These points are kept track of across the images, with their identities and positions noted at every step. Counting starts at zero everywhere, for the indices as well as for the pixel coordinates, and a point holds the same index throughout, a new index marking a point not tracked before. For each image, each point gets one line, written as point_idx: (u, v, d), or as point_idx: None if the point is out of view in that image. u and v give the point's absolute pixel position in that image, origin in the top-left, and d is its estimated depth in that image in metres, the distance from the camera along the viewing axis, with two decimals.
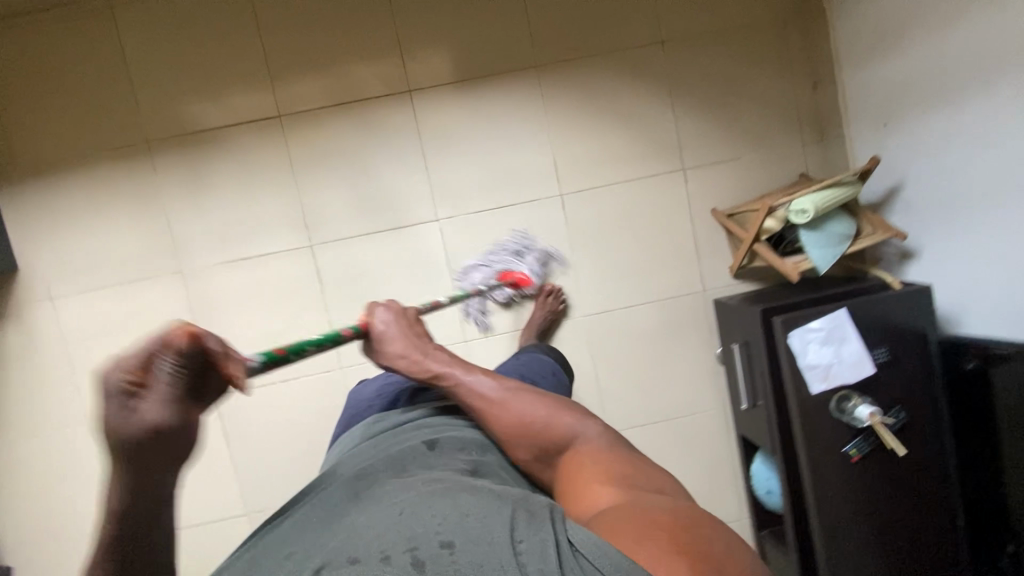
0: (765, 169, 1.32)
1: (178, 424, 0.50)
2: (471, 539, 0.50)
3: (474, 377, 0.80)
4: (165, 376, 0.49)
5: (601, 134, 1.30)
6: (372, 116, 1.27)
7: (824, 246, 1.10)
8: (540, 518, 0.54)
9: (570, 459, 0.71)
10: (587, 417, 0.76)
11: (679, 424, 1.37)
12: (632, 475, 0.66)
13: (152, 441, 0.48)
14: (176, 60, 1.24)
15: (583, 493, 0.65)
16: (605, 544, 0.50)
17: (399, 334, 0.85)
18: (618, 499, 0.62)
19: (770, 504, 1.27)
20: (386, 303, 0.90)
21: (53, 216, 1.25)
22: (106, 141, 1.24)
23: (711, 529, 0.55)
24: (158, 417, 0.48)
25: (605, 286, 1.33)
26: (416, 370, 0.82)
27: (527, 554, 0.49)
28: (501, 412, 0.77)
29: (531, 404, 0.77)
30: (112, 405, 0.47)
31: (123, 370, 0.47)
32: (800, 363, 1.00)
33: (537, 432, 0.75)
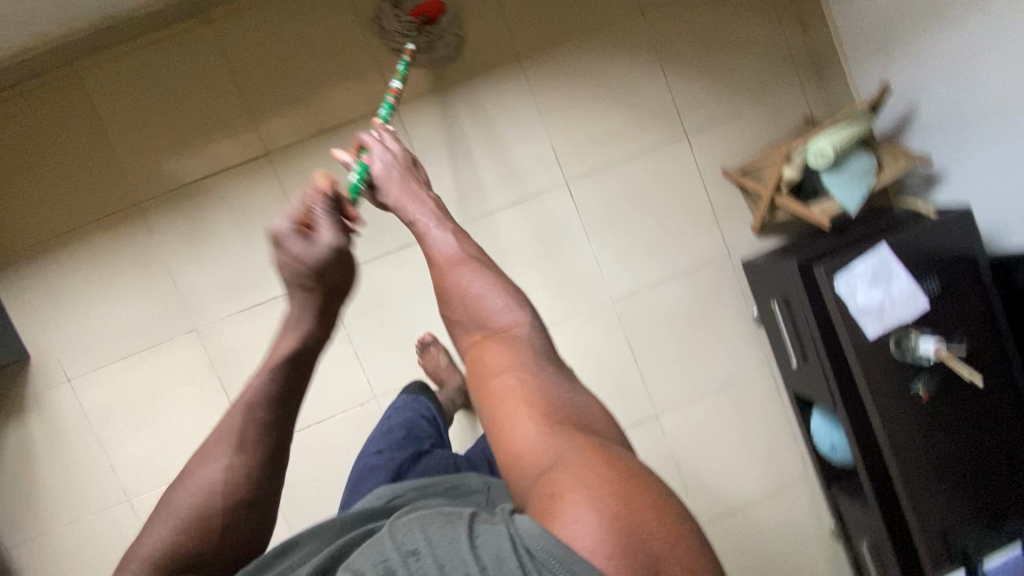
0: (768, 119, 1.28)
1: (345, 246, 0.66)
2: (434, 540, 0.47)
3: (442, 230, 0.77)
4: (325, 221, 0.68)
5: (597, 113, 1.26)
6: (362, 136, 1.23)
7: (849, 185, 1.06)
8: (499, 514, 0.49)
9: (494, 376, 0.64)
10: (529, 315, 0.69)
11: (728, 394, 1.33)
12: (564, 407, 0.59)
13: (332, 253, 0.65)
14: (156, 116, 1.21)
15: (503, 423, 0.59)
16: (547, 531, 0.45)
17: (387, 168, 0.84)
18: (540, 439, 0.55)
19: (837, 459, 1.23)
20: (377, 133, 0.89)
21: (57, 296, 1.21)
22: (98, 210, 1.21)
23: (647, 489, 0.49)
24: (332, 241, 0.65)
25: (629, 267, 1.29)
26: (401, 213, 0.81)
27: (483, 547, 0.45)
28: (454, 278, 0.71)
29: (500, 300, 0.69)
30: (288, 245, 0.64)
31: (292, 216, 0.66)
32: (851, 309, 0.95)
33: (479, 314, 0.69)
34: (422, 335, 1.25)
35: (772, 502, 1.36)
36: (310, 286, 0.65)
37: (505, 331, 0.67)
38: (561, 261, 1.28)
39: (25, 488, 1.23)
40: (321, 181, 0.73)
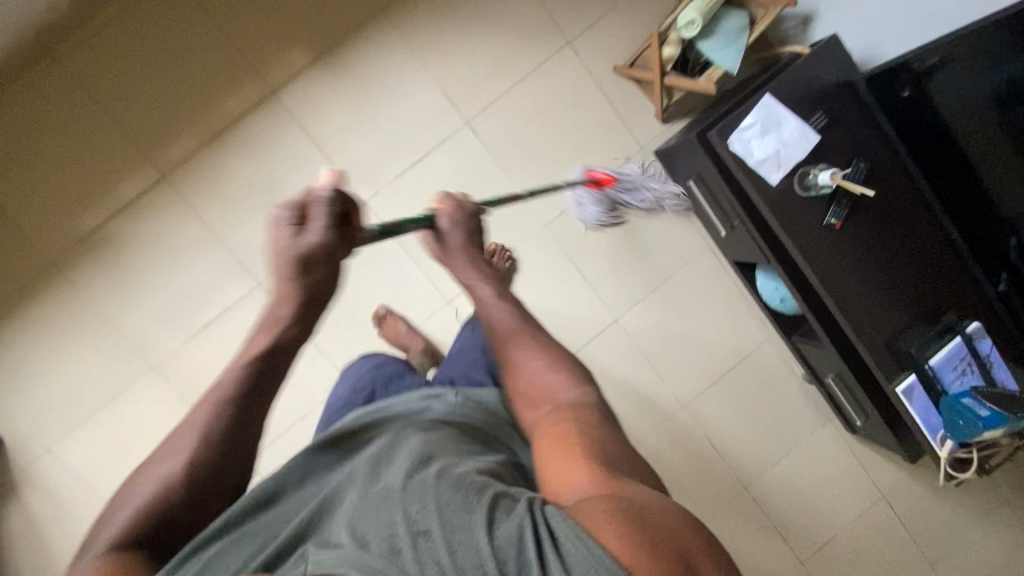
0: (644, 5, 1.28)
1: (330, 241, 0.65)
2: (450, 531, 0.54)
3: (505, 313, 0.80)
4: (320, 211, 0.65)
5: (477, 46, 1.25)
6: (255, 134, 1.22)
7: (726, 46, 1.08)
8: (512, 505, 0.57)
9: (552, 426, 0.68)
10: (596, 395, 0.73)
11: (677, 281, 1.38)
12: (609, 450, 0.64)
13: (317, 256, 0.65)
14: (41, 172, 1.18)
15: (556, 467, 0.63)
16: (584, 530, 0.51)
17: (450, 228, 0.82)
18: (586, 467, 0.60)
19: (788, 309, 1.30)
20: (455, 197, 0.83)
21: (8, 374, 1.21)
22: (16, 280, 1.19)
23: (673, 511, 0.55)
24: (319, 237, 0.65)
25: (551, 188, 1.31)
26: (455, 274, 0.82)
27: (501, 539, 0.53)
28: (512, 355, 0.76)
29: (506, 311, 0.80)
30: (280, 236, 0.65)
31: (284, 209, 0.66)
32: (751, 163, 0.99)
33: (539, 386, 0.73)
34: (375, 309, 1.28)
35: (744, 368, 1.44)
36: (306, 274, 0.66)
37: (562, 395, 0.71)
38: (485, 200, 1.30)
39: (42, 562, 1.26)
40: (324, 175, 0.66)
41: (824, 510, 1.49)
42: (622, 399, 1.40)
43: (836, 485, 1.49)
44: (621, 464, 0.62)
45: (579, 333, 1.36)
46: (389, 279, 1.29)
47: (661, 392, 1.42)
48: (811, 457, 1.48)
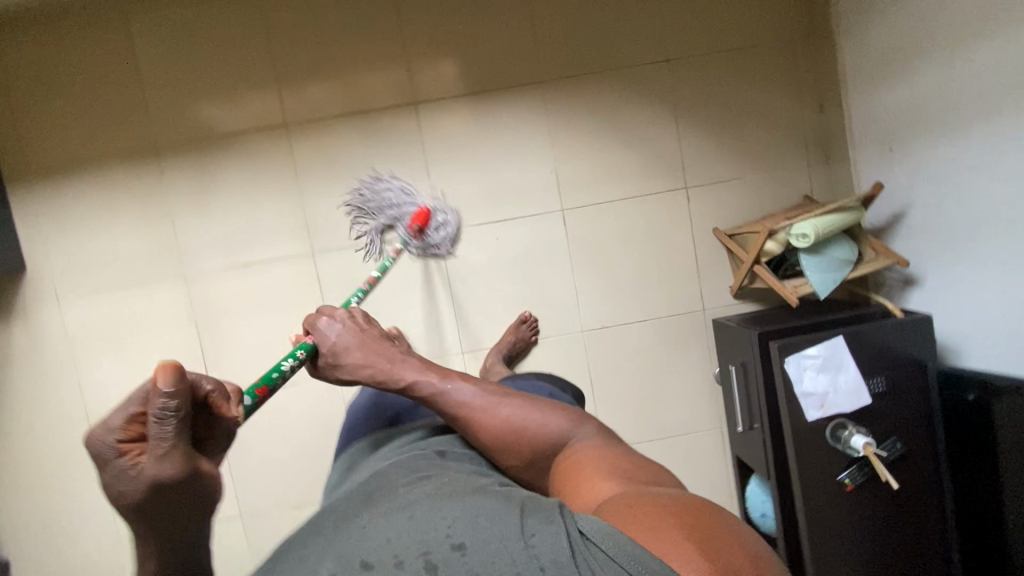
0: (768, 190, 1.31)
1: (174, 472, 0.54)
2: (485, 537, 0.55)
3: (460, 386, 0.86)
4: (152, 406, 0.54)
5: (604, 151, 1.30)
6: (378, 127, 1.28)
7: (825, 270, 1.09)
8: (549, 515, 0.58)
9: (571, 458, 0.79)
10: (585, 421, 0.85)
11: (675, 444, 1.36)
12: (624, 467, 0.73)
13: (162, 492, 0.54)
14: (189, 68, 1.26)
15: (587, 489, 0.71)
16: (615, 532, 0.54)
17: (350, 335, 0.93)
18: (617, 487, 0.69)
19: (764, 527, 1.28)
20: (336, 309, 0.97)
21: (62, 218, 1.27)
22: (117, 145, 1.27)
23: (715, 517, 0.58)
24: (152, 475, 0.53)
25: (604, 303, 1.33)
26: (386, 379, 0.89)
27: (538, 545, 0.53)
28: (496, 413, 0.83)
29: (469, 389, 0.86)
30: (107, 471, 0.55)
31: (110, 437, 0.55)
32: (796, 390, 0.99)
33: (539, 438, 0.82)
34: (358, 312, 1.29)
35: None
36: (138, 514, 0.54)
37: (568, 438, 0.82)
38: (542, 284, 1.32)
39: None
40: (157, 369, 0.55)
41: None
42: None
43: None
44: (638, 478, 0.71)
45: None
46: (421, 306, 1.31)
47: None
48: None
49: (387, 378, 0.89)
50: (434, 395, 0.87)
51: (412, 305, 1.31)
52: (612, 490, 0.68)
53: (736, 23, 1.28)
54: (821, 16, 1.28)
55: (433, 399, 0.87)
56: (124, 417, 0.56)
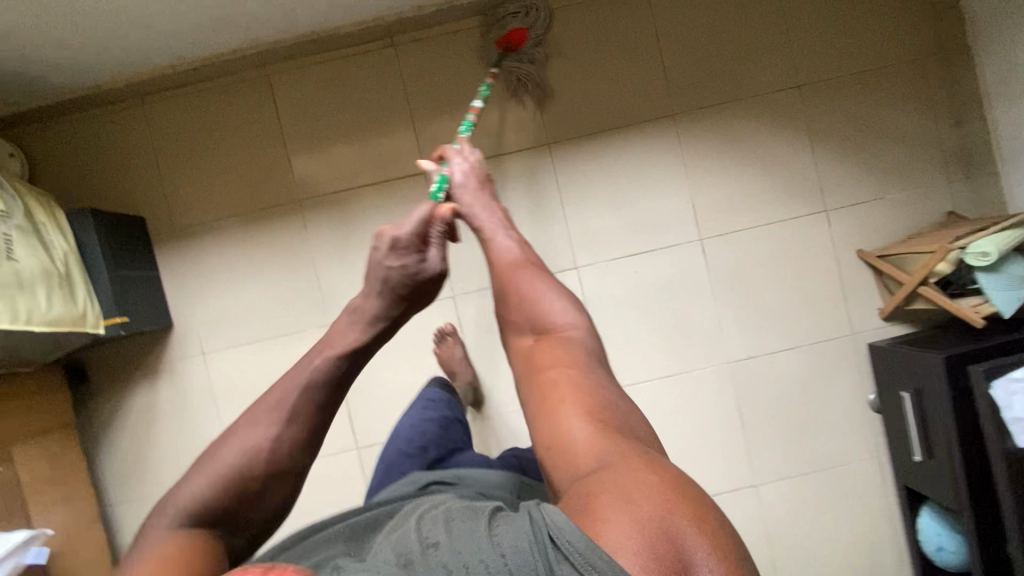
0: (910, 208, 1.29)
1: (446, 270, 0.78)
2: (455, 538, 0.51)
3: (508, 237, 0.84)
4: (438, 227, 0.80)
5: (739, 178, 1.29)
6: (514, 168, 1.29)
7: (1007, 287, 1.05)
8: (518, 515, 0.52)
9: (549, 370, 0.67)
10: (583, 313, 0.74)
11: (830, 476, 1.30)
12: (607, 409, 0.62)
13: (435, 281, 0.77)
14: (329, 122, 1.29)
15: (555, 424, 0.61)
16: (580, 527, 0.48)
17: (467, 180, 0.94)
18: (588, 433, 0.59)
19: (943, 562, 1.20)
20: (460, 150, 0.99)
21: (207, 274, 1.30)
22: (260, 200, 1.29)
23: (699, 508, 0.50)
24: (439, 266, 0.77)
25: (747, 331, 1.30)
26: (469, 218, 0.89)
27: (502, 537, 0.49)
28: (512, 274, 0.78)
29: (512, 243, 0.83)
30: (404, 261, 0.74)
31: (411, 232, 0.75)
32: (1005, 416, 0.95)
33: (536, 314, 0.74)
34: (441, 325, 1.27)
35: None
36: (390, 321, 0.73)
37: (562, 331, 0.71)
38: (683, 315, 1.30)
39: (141, 449, 1.29)
40: (443, 210, 0.84)
41: None
42: None
43: None
44: (614, 425, 0.60)
45: (712, 480, 1.30)
46: None
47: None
48: None
49: (466, 219, 0.90)
50: (485, 238, 0.86)
51: None
52: (581, 433, 0.59)
53: (865, 44, 1.28)
54: (953, 33, 1.28)
55: (484, 241, 0.85)
56: (421, 219, 0.77)
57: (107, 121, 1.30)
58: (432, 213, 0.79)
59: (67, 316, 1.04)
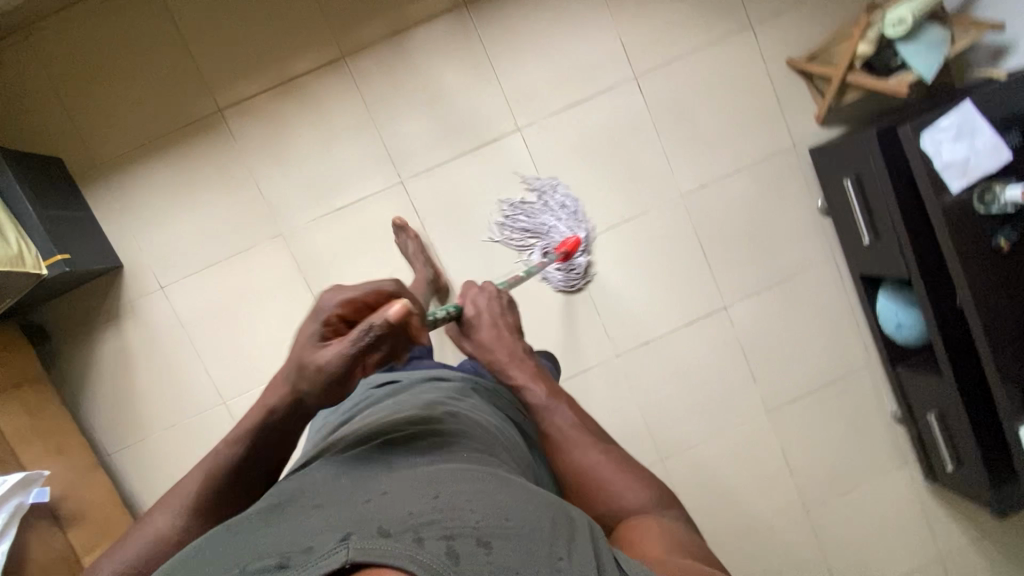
0: (831, 8, 1.30)
1: (338, 365, 0.51)
2: (511, 542, 0.46)
3: (536, 393, 0.75)
4: (347, 336, 0.50)
5: (662, 8, 1.28)
6: (435, 37, 1.26)
7: (924, 53, 1.09)
8: (582, 539, 0.51)
9: (635, 522, 0.63)
10: (657, 495, 0.66)
11: (793, 285, 1.37)
12: (684, 544, 0.60)
13: (328, 381, 0.52)
14: (234, 23, 1.23)
15: (641, 544, 0.58)
16: None
17: (490, 337, 0.81)
18: (681, 563, 0.56)
19: (903, 338, 1.28)
20: (489, 290, 0.86)
21: (144, 206, 1.25)
22: (181, 120, 1.24)
23: None
24: (330, 361, 0.51)
25: (695, 162, 1.32)
26: (501, 374, 0.79)
27: (568, 573, 0.46)
28: (561, 454, 0.70)
29: (570, 416, 0.72)
30: (303, 351, 0.53)
31: (319, 318, 0.53)
32: (936, 165, 1.01)
33: (609, 497, 0.66)
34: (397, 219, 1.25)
35: (838, 388, 1.41)
36: (297, 376, 0.54)
37: (639, 514, 0.64)
38: (631, 157, 1.31)
39: (123, 394, 1.28)
40: (394, 306, 0.49)
41: (878, 549, 1.46)
42: (710, 388, 1.38)
43: (897, 528, 1.46)
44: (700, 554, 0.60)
45: (686, 310, 1.36)
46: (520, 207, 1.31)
47: (749, 390, 1.39)
48: (879, 496, 1.45)
49: (503, 378, 0.78)
50: (518, 391, 0.77)
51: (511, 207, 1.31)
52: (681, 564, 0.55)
53: None
54: None
55: (520, 401, 0.76)
56: (329, 307, 0.53)
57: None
58: (344, 300, 0.53)
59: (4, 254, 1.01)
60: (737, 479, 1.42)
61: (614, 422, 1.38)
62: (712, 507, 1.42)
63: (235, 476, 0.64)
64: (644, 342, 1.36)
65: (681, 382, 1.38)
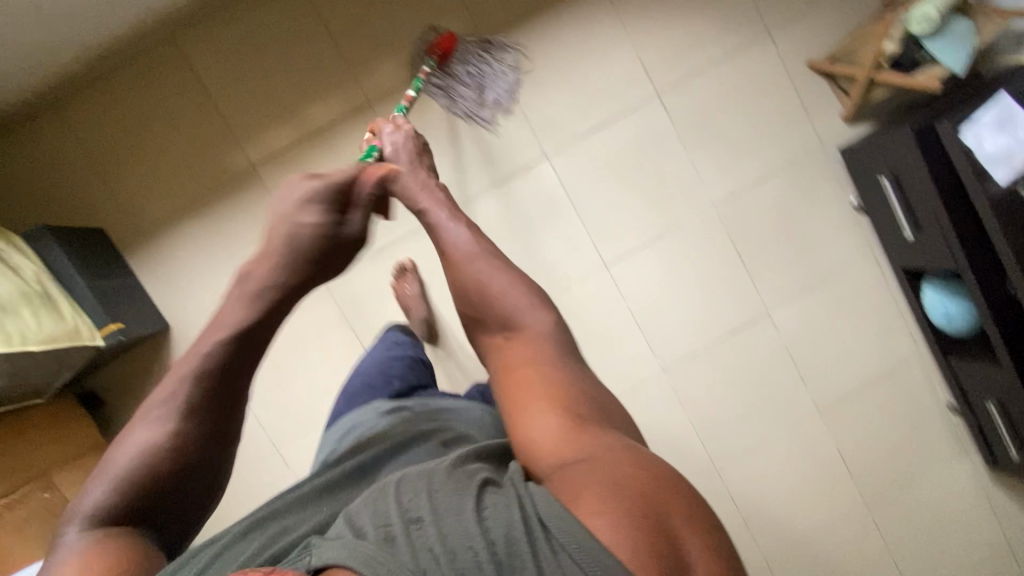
0: (846, 7, 1.30)
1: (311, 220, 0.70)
2: (439, 510, 0.49)
3: (460, 226, 0.77)
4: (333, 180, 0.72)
5: (679, 24, 1.29)
6: None
7: (952, 45, 1.10)
8: (509, 487, 0.52)
9: (515, 367, 0.66)
10: (548, 305, 0.71)
11: (833, 284, 1.36)
12: (571, 394, 0.62)
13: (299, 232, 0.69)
14: (259, 80, 1.25)
15: (524, 418, 0.61)
16: (567, 511, 0.47)
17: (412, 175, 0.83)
18: (561, 430, 0.57)
19: (953, 328, 1.27)
20: (404, 123, 0.97)
21: (187, 268, 1.27)
22: (217, 180, 1.27)
23: (680, 503, 0.49)
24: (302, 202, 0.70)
25: (725, 172, 1.32)
26: (408, 201, 0.81)
27: (491, 520, 0.47)
28: (464, 266, 0.73)
29: (463, 230, 0.76)
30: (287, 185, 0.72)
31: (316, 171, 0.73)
32: (979, 157, 1.00)
33: (500, 312, 0.71)
34: (399, 262, 1.26)
35: (890, 384, 1.39)
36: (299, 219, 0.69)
37: (528, 331, 0.68)
38: (661, 173, 1.31)
39: None
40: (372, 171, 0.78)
41: (947, 542, 1.43)
42: (759, 395, 1.37)
43: (964, 521, 1.43)
44: (593, 415, 0.60)
45: (729, 318, 1.35)
46: (555, 233, 1.31)
47: (800, 394, 1.38)
48: (942, 490, 1.42)
49: (408, 202, 0.81)
50: (428, 221, 0.79)
51: (546, 235, 1.31)
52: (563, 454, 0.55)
53: None
54: None
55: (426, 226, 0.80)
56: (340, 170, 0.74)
57: (29, 143, 1.23)
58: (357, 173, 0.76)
59: (62, 330, 1.02)
60: (796, 484, 1.40)
61: (667, 438, 1.37)
62: (774, 514, 1.40)
63: (158, 459, 0.59)
64: (690, 354, 1.35)
65: (731, 391, 1.37)
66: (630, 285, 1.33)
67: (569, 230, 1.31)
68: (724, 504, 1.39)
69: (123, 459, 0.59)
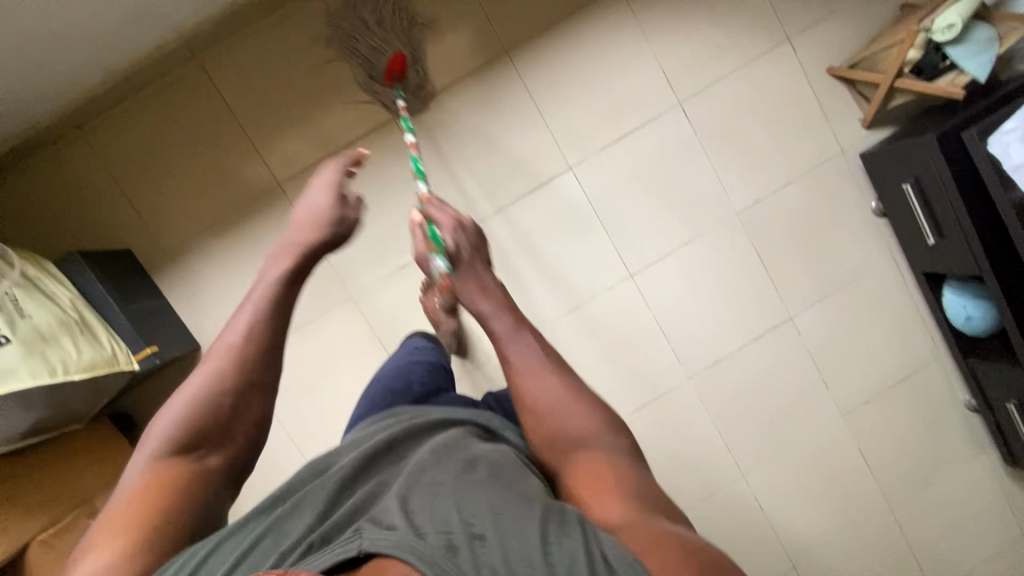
0: (865, 12, 1.30)
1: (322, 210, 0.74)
2: (505, 530, 0.48)
3: (502, 317, 0.70)
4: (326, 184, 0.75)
5: (700, 32, 1.29)
6: (479, 89, 1.27)
7: (976, 53, 1.09)
8: (572, 523, 0.49)
9: (585, 472, 0.60)
10: (576, 377, 0.66)
11: (854, 288, 1.37)
12: (650, 498, 0.56)
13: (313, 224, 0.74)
14: (282, 96, 1.24)
15: (598, 506, 0.56)
16: (638, 565, 0.45)
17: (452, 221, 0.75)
18: (631, 517, 0.53)
19: (973, 330, 1.30)
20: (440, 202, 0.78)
21: (214, 286, 1.27)
22: (241, 197, 1.27)
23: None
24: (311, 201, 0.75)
25: (746, 179, 1.33)
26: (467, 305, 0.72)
27: (554, 551, 0.46)
28: (512, 360, 0.67)
29: (493, 300, 0.71)
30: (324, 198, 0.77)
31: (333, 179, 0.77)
32: (1006, 167, 1.01)
33: (554, 408, 0.63)
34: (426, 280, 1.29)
35: (909, 384, 1.42)
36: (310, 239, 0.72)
37: (592, 435, 0.62)
38: (684, 181, 1.32)
39: None
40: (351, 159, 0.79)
41: (967, 536, 1.47)
42: (782, 398, 1.40)
43: (982, 515, 1.46)
44: (656, 506, 0.55)
45: (753, 324, 1.37)
46: (580, 243, 1.32)
47: (823, 396, 1.40)
48: (961, 486, 1.46)
49: (466, 293, 0.72)
50: (479, 318, 0.71)
51: (572, 245, 1.32)
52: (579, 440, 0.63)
53: None
54: None
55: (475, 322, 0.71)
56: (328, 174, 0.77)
57: (54, 168, 1.23)
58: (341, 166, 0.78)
59: (100, 360, 1.02)
60: (820, 483, 1.43)
61: (694, 442, 1.39)
62: (798, 512, 1.43)
63: (188, 435, 0.62)
64: (716, 361, 1.37)
65: (756, 396, 1.39)
66: (655, 292, 1.35)
67: (594, 239, 1.33)
68: (749, 505, 1.42)
69: (158, 427, 0.63)
